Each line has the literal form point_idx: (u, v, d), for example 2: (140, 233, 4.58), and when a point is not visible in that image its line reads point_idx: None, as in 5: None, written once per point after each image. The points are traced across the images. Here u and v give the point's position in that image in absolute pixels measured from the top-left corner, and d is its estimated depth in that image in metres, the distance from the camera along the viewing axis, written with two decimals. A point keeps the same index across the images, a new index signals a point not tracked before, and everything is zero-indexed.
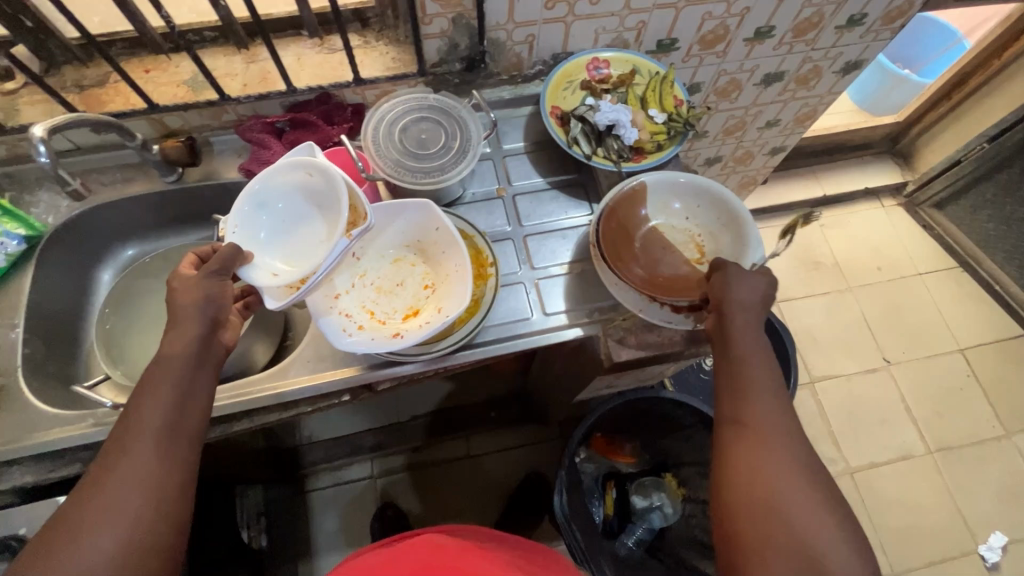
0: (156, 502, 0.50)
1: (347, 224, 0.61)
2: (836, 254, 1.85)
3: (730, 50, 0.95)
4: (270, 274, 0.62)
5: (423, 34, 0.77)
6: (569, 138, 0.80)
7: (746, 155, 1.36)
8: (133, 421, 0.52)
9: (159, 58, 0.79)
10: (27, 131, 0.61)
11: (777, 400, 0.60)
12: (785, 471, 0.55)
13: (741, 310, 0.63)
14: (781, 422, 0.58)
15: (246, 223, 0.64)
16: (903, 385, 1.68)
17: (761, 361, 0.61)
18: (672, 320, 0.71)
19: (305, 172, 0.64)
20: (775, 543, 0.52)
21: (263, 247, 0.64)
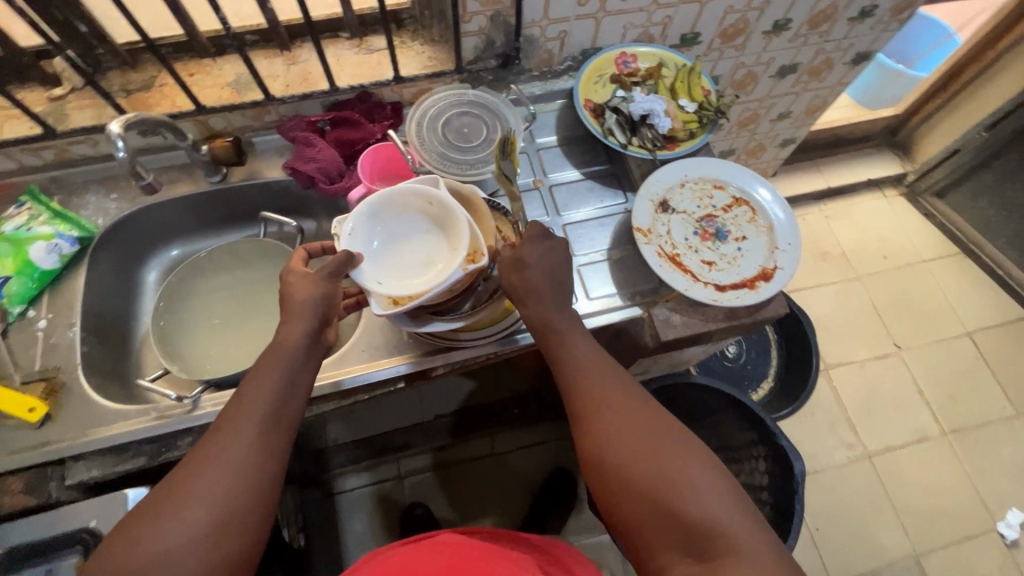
0: (242, 487, 0.50)
1: (466, 256, 0.62)
2: (842, 243, 1.89)
3: (748, 43, 0.99)
4: (375, 281, 0.62)
5: (462, 32, 0.80)
6: (605, 129, 0.82)
7: (758, 147, 1.40)
8: (238, 404, 0.53)
9: (203, 62, 0.81)
10: (104, 127, 0.63)
11: (604, 373, 0.61)
12: (631, 441, 0.55)
13: (536, 298, 0.63)
14: (603, 379, 0.60)
15: (363, 229, 0.64)
16: (915, 369, 1.71)
17: (575, 344, 0.64)
18: (717, 297, 0.73)
19: (429, 198, 0.65)
20: (638, 504, 0.53)
21: (372, 253, 0.64)
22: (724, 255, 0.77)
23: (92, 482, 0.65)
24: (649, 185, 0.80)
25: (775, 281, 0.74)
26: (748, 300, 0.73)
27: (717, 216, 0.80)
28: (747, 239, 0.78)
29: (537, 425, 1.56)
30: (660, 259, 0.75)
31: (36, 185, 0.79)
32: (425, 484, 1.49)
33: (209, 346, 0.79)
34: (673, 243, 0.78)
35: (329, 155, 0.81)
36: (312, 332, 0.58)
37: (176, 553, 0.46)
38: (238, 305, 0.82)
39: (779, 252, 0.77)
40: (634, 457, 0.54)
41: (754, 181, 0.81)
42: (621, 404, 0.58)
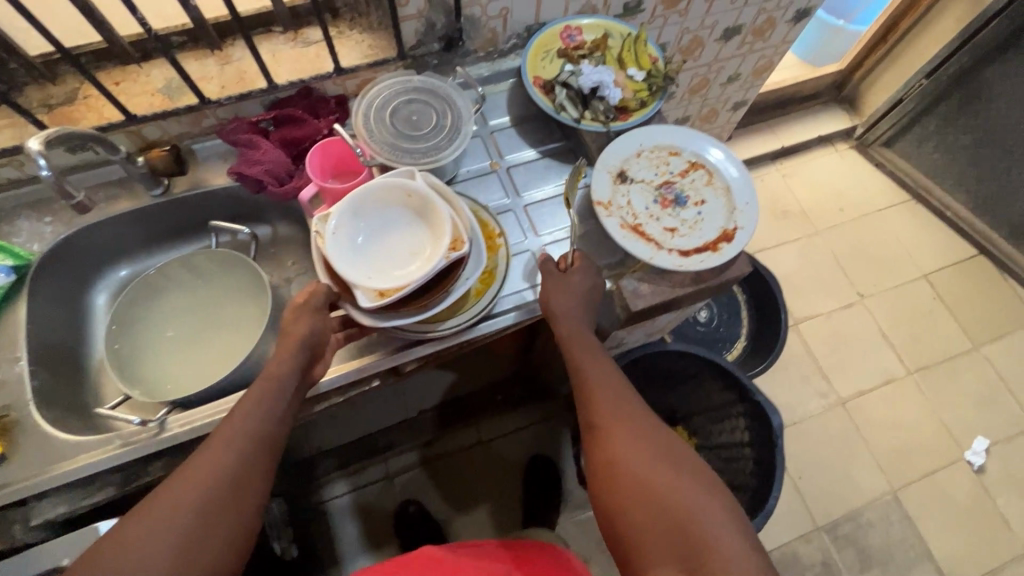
0: (230, 502, 0.54)
1: (447, 247, 0.64)
2: (800, 200, 1.94)
3: (691, 7, 0.99)
4: (364, 276, 0.64)
5: (400, 16, 0.77)
6: (556, 104, 0.82)
7: (711, 112, 1.41)
8: (233, 425, 0.58)
9: (129, 68, 0.77)
10: (24, 145, 0.59)
11: (621, 390, 0.66)
12: (639, 449, 0.59)
13: (564, 317, 0.69)
14: (618, 395, 0.65)
15: (344, 225, 0.66)
16: (878, 315, 1.78)
17: (599, 360, 0.69)
18: (682, 264, 0.74)
19: (407, 193, 0.67)
20: (635, 506, 0.56)
21: (356, 250, 0.66)
22: (686, 221, 0.77)
23: (62, 518, 0.64)
24: (605, 157, 0.80)
25: (736, 241, 0.75)
26: (712, 262, 0.74)
27: (675, 182, 0.80)
28: (706, 203, 0.79)
29: (522, 410, 1.56)
30: (623, 231, 0.75)
31: None
32: (416, 481, 1.48)
33: (172, 367, 0.75)
34: (634, 213, 0.78)
35: (276, 156, 0.78)
36: (303, 365, 0.64)
37: (176, 549, 0.49)
38: (194, 320, 0.78)
39: (738, 213, 0.78)
40: (641, 463, 0.58)
41: (708, 144, 0.82)
42: (638, 418, 0.63)
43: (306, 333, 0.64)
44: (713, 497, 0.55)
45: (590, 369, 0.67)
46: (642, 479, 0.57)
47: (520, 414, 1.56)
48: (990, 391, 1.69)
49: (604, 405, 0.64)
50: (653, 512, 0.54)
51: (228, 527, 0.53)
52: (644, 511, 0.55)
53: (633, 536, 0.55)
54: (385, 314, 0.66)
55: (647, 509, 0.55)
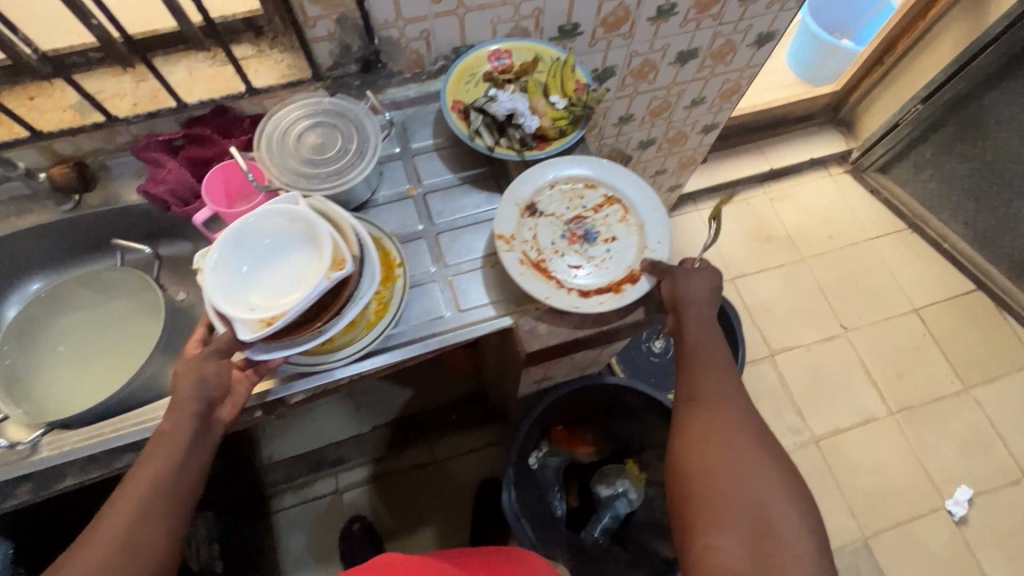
0: (134, 550, 0.53)
1: (328, 267, 0.60)
2: (787, 226, 1.86)
3: (636, 30, 0.95)
4: (247, 308, 0.61)
5: (309, 38, 0.76)
6: (471, 130, 0.79)
7: (679, 135, 1.35)
8: (138, 476, 0.56)
9: (44, 84, 0.77)
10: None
11: (728, 384, 0.68)
12: (739, 446, 0.63)
13: (694, 306, 0.70)
14: (727, 389, 0.68)
15: (226, 258, 0.63)
16: (862, 350, 1.69)
17: (716, 352, 0.70)
18: (579, 304, 0.72)
19: (290, 219, 0.64)
20: (722, 486, 0.61)
21: (240, 281, 0.63)
22: (592, 258, 0.76)
23: None
24: (515, 188, 0.77)
25: (640, 283, 0.73)
26: (611, 304, 0.72)
27: (587, 217, 0.78)
28: (616, 240, 0.77)
29: (478, 431, 1.53)
30: (522, 267, 0.73)
31: None
32: (365, 497, 1.47)
33: (65, 386, 0.78)
34: (538, 248, 0.76)
35: (181, 175, 0.77)
36: (201, 411, 0.60)
37: None
38: (92, 339, 0.82)
39: (648, 252, 0.76)
40: (739, 457, 0.62)
41: (625, 177, 0.79)
42: (743, 416, 0.66)
43: (200, 377, 0.60)
44: (794, 504, 0.60)
45: (708, 359, 0.69)
46: (737, 471, 0.61)
47: (475, 435, 1.53)
48: (978, 436, 1.59)
49: (708, 398, 0.67)
50: (740, 499, 0.60)
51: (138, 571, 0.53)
52: (732, 492, 0.60)
53: (706, 510, 0.60)
54: (273, 344, 0.62)
55: (723, 487, 0.61)
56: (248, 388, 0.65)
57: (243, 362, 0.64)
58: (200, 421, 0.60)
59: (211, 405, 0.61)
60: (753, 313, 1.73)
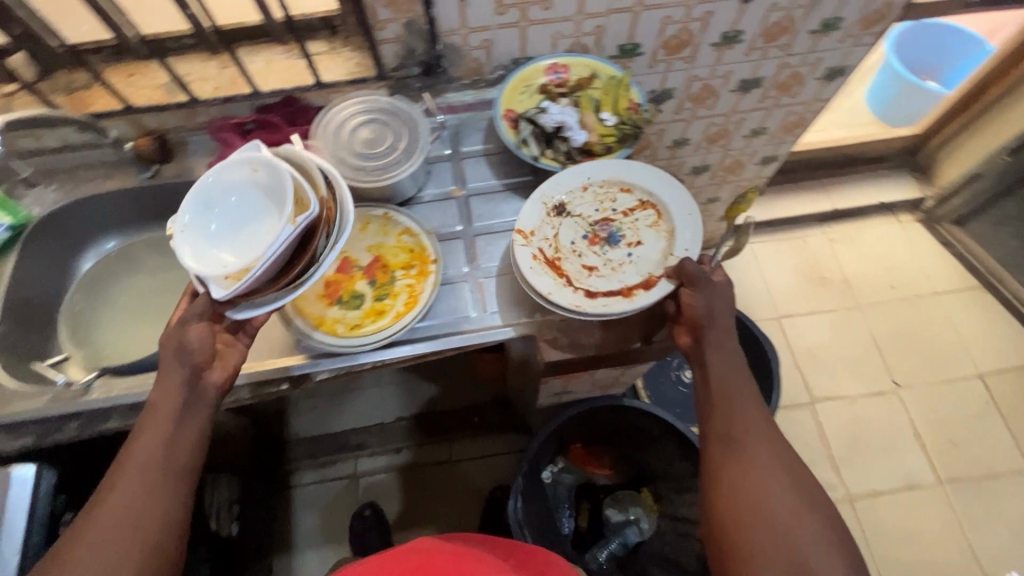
0: (134, 517, 0.57)
1: (292, 211, 0.59)
2: (844, 269, 1.77)
3: (698, 55, 0.94)
4: (219, 265, 0.61)
5: (378, 39, 0.80)
6: (519, 139, 0.81)
7: (735, 163, 1.32)
8: (134, 450, 0.59)
9: (140, 63, 0.85)
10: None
11: (755, 413, 0.67)
12: (776, 482, 0.62)
13: (712, 327, 0.69)
14: (758, 423, 0.66)
15: (196, 220, 0.63)
16: (913, 410, 1.58)
17: (741, 382, 0.69)
18: (582, 304, 0.72)
19: (253, 168, 0.63)
20: (761, 532, 0.60)
21: (211, 239, 0.63)
22: (609, 261, 0.75)
23: None
24: (546, 188, 0.78)
25: (652, 291, 0.72)
26: (617, 308, 0.71)
27: (614, 220, 0.78)
28: (640, 245, 0.76)
29: (497, 437, 1.54)
30: (534, 262, 0.74)
31: None
32: (380, 486, 1.50)
33: (118, 336, 0.87)
34: (557, 246, 0.76)
35: None
36: (184, 378, 0.62)
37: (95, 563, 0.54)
38: (148, 299, 0.91)
39: (672, 259, 0.74)
40: (772, 491, 0.61)
41: (663, 186, 0.77)
42: (772, 446, 0.65)
43: (181, 345, 0.62)
44: (832, 542, 0.59)
45: (737, 393, 0.68)
46: (777, 514, 0.60)
47: (493, 440, 1.54)
48: None
49: (735, 429, 0.66)
50: (776, 537, 0.59)
51: (143, 536, 0.56)
52: (771, 538, 0.59)
53: (745, 556, 0.59)
54: (255, 301, 0.63)
55: (761, 532, 0.60)
56: (241, 349, 0.67)
57: (232, 326, 0.67)
58: (187, 389, 0.62)
59: (196, 371, 0.63)
60: (797, 356, 1.65)
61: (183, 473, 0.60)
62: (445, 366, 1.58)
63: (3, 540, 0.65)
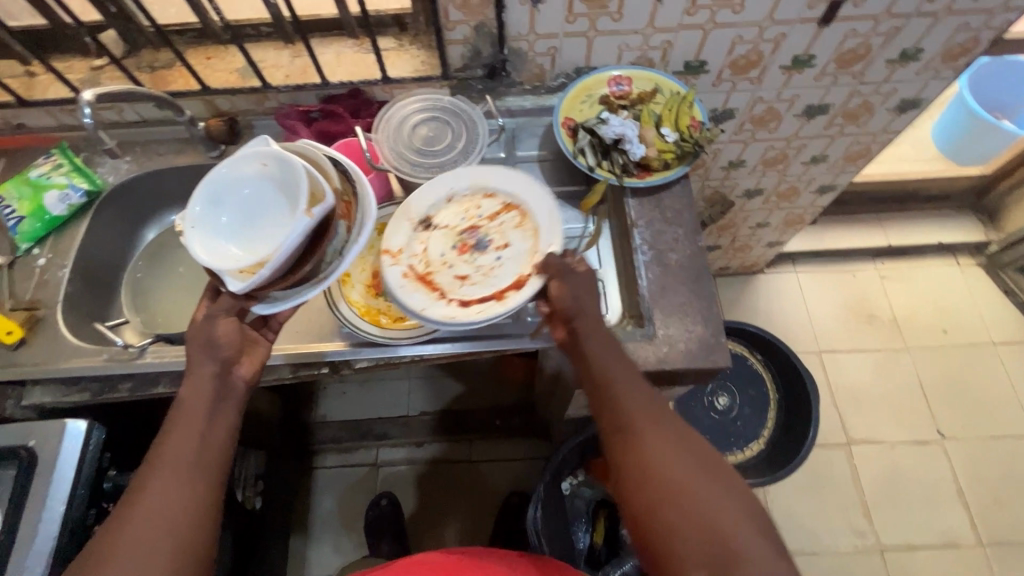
0: (166, 512, 0.55)
1: (308, 202, 0.58)
2: (895, 309, 1.69)
3: (765, 77, 0.92)
4: (232, 258, 0.59)
5: (447, 39, 0.82)
6: (576, 148, 0.81)
7: (790, 190, 1.28)
8: (165, 445, 0.59)
9: (219, 48, 0.89)
10: (78, 96, 0.73)
11: (646, 393, 0.62)
12: (684, 466, 0.57)
13: (580, 315, 0.65)
14: (650, 407, 0.61)
15: (205, 215, 0.61)
16: (957, 465, 1.50)
17: (617, 367, 0.64)
18: (455, 315, 0.69)
19: (261, 163, 0.61)
20: (684, 525, 0.54)
21: (222, 234, 0.61)
22: (480, 268, 0.72)
23: (46, 406, 0.75)
24: (410, 203, 0.75)
25: (523, 290, 0.69)
26: (490, 313, 0.68)
27: (481, 225, 0.74)
28: (508, 247, 0.73)
29: (518, 442, 1.54)
30: (404, 280, 0.71)
31: (66, 140, 0.90)
32: (398, 477, 1.52)
33: (174, 307, 0.90)
34: (428, 261, 0.73)
35: None
36: (216, 372, 0.63)
37: (128, 557, 0.53)
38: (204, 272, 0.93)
39: (537, 255, 0.71)
40: (683, 477, 0.56)
41: (523, 181, 0.75)
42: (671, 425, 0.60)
43: (211, 340, 0.63)
44: (749, 512, 0.55)
45: (619, 381, 0.63)
46: (693, 500, 0.55)
47: (515, 445, 1.54)
48: None
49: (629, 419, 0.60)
50: (700, 528, 0.54)
51: (177, 530, 0.55)
52: (693, 529, 0.54)
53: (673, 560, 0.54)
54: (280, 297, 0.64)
55: (683, 528, 0.54)
56: (267, 345, 0.69)
57: (258, 321, 0.70)
58: (218, 383, 0.63)
59: (226, 364, 0.64)
60: (835, 394, 1.59)
61: (215, 468, 0.60)
62: (473, 366, 1.58)
63: (52, 490, 0.68)
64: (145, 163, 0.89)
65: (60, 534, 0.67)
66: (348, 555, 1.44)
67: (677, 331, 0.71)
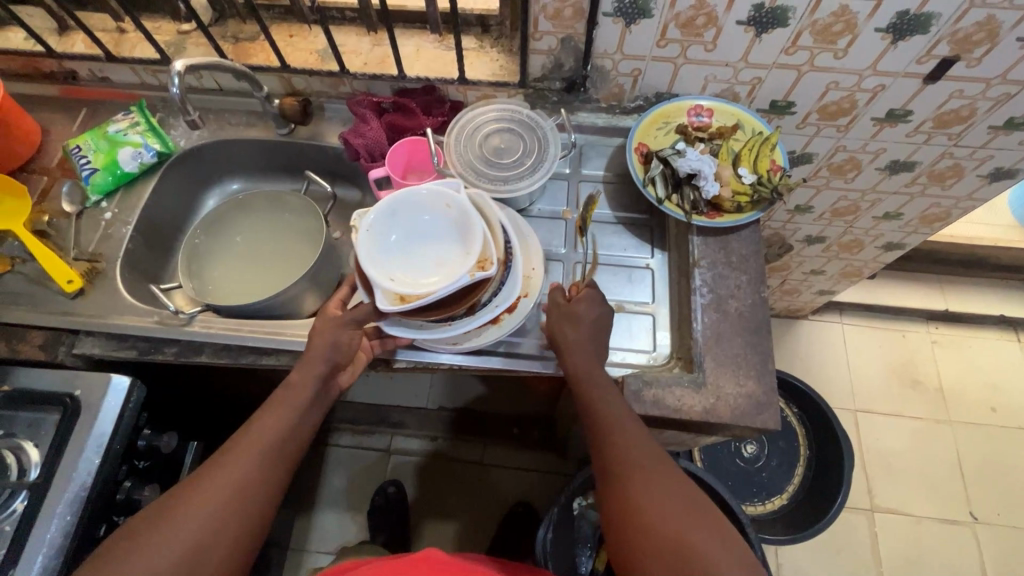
0: (238, 490, 0.57)
1: (475, 263, 0.63)
2: (942, 377, 1.61)
3: (854, 126, 0.87)
4: (388, 277, 0.64)
5: (531, 49, 0.80)
6: (647, 177, 0.79)
7: (854, 242, 1.23)
8: (259, 426, 0.62)
9: (303, 27, 0.89)
10: (171, 65, 0.74)
11: (631, 422, 0.62)
12: (662, 496, 0.57)
13: (576, 350, 0.66)
14: (638, 437, 0.61)
15: (381, 224, 0.65)
16: (986, 552, 1.42)
17: (607, 395, 0.64)
18: (459, 341, 0.74)
19: (447, 205, 0.66)
20: (656, 553, 0.54)
21: (385, 248, 0.65)
22: None
23: (95, 356, 0.77)
24: None
25: (516, 313, 0.73)
26: (488, 337, 0.72)
27: None
28: None
29: (532, 452, 1.53)
30: None
31: (147, 100, 0.92)
32: (408, 467, 1.52)
33: (228, 276, 0.91)
34: None
35: (378, 136, 0.85)
36: (323, 373, 0.66)
37: (196, 523, 0.55)
38: (260, 245, 0.93)
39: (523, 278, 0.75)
40: (663, 506, 0.56)
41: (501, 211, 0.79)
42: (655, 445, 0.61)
43: (333, 341, 0.66)
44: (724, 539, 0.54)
45: (607, 412, 0.62)
46: (666, 525, 0.55)
47: (528, 454, 1.53)
48: None
49: (607, 440, 0.61)
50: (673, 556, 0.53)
51: (241, 512, 0.57)
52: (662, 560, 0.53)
53: None
54: (406, 325, 0.70)
55: (654, 556, 0.54)
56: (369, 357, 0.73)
57: (372, 332, 0.73)
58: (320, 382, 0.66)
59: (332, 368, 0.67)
60: (864, 456, 1.53)
61: (291, 467, 0.63)
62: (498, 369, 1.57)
63: (90, 442, 0.70)
64: (216, 131, 0.91)
65: (92, 486, 0.69)
66: (350, 536, 1.46)
67: (727, 382, 0.69)
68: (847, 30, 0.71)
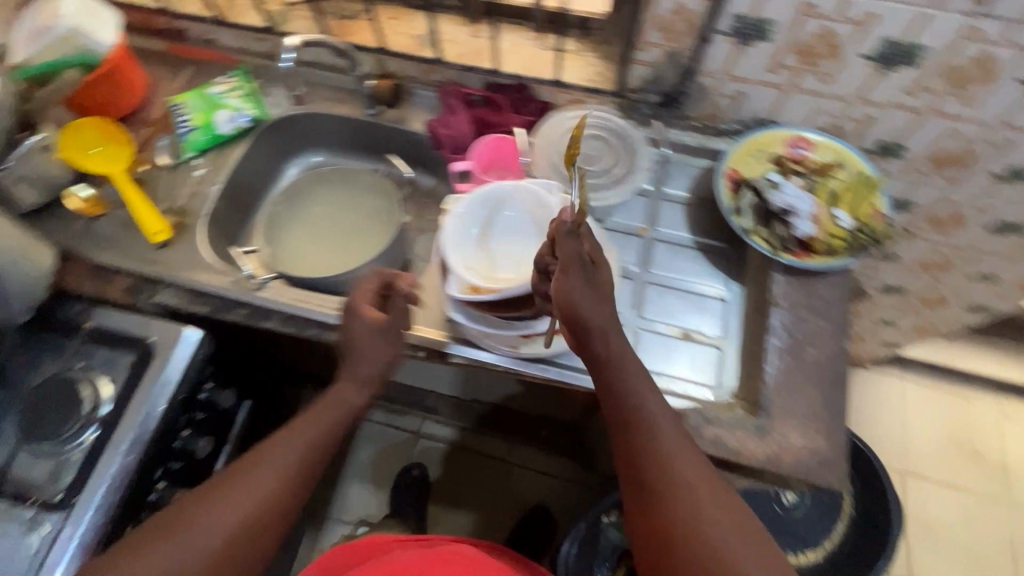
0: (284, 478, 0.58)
1: None
2: (1006, 453, 1.50)
3: (967, 179, 0.81)
4: (465, 264, 0.68)
5: (633, 58, 0.78)
6: (735, 205, 0.76)
7: (936, 299, 1.15)
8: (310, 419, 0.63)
9: (405, 11, 0.90)
10: (287, 39, 0.77)
11: (669, 425, 0.57)
12: (709, 515, 0.53)
13: (596, 323, 0.58)
14: (678, 444, 0.56)
15: (470, 213, 0.70)
16: None
17: (643, 392, 0.58)
18: (519, 345, 0.71)
19: (537, 207, 0.70)
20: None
21: (469, 235, 0.70)
22: None
23: (171, 307, 0.80)
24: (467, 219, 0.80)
25: None
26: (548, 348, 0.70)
27: None
28: None
29: (558, 459, 1.52)
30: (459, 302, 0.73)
31: (247, 66, 0.95)
32: (434, 453, 1.54)
33: (299, 246, 0.93)
34: None
35: (464, 129, 0.85)
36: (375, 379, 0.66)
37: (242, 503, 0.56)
38: (332, 220, 0.95)
39: None
40: (711, 526, 0.52)
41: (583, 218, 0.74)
42: (680, 443, 0.56)
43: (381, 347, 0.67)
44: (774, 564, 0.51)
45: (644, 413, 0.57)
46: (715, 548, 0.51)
47: (555, 460, 1.52)
48: None
49: (642, 446, 0.56)
50: None
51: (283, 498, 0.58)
52: None
53: None
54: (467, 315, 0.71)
55: None
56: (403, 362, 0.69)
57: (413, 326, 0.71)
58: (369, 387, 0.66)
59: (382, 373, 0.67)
60: (908, 523, 1.44)
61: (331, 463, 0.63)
62: None
63: (158, 388, 0.73)
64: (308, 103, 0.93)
65: (156, 430, 0.72)
66: (370, 511, 1.48)
67: (793, 434, 0.65)
68: (982, 76, 0.66)
